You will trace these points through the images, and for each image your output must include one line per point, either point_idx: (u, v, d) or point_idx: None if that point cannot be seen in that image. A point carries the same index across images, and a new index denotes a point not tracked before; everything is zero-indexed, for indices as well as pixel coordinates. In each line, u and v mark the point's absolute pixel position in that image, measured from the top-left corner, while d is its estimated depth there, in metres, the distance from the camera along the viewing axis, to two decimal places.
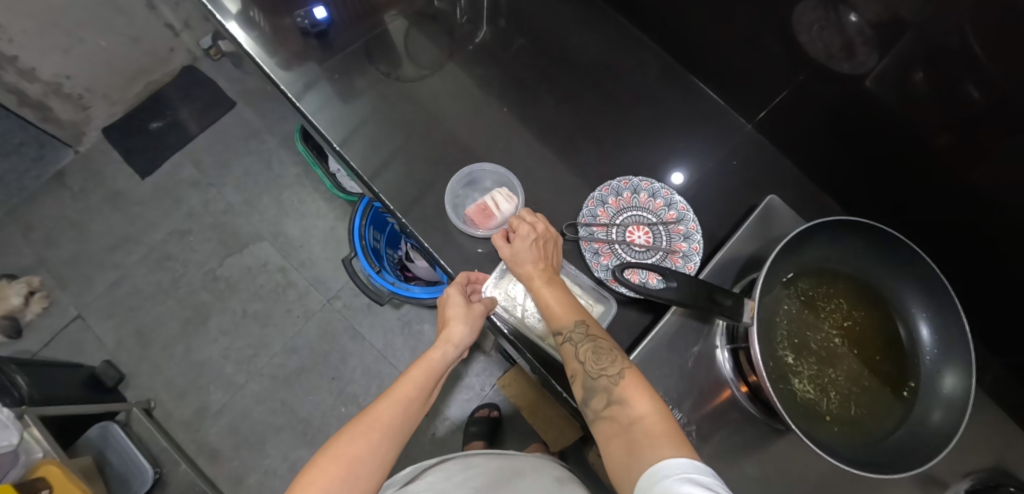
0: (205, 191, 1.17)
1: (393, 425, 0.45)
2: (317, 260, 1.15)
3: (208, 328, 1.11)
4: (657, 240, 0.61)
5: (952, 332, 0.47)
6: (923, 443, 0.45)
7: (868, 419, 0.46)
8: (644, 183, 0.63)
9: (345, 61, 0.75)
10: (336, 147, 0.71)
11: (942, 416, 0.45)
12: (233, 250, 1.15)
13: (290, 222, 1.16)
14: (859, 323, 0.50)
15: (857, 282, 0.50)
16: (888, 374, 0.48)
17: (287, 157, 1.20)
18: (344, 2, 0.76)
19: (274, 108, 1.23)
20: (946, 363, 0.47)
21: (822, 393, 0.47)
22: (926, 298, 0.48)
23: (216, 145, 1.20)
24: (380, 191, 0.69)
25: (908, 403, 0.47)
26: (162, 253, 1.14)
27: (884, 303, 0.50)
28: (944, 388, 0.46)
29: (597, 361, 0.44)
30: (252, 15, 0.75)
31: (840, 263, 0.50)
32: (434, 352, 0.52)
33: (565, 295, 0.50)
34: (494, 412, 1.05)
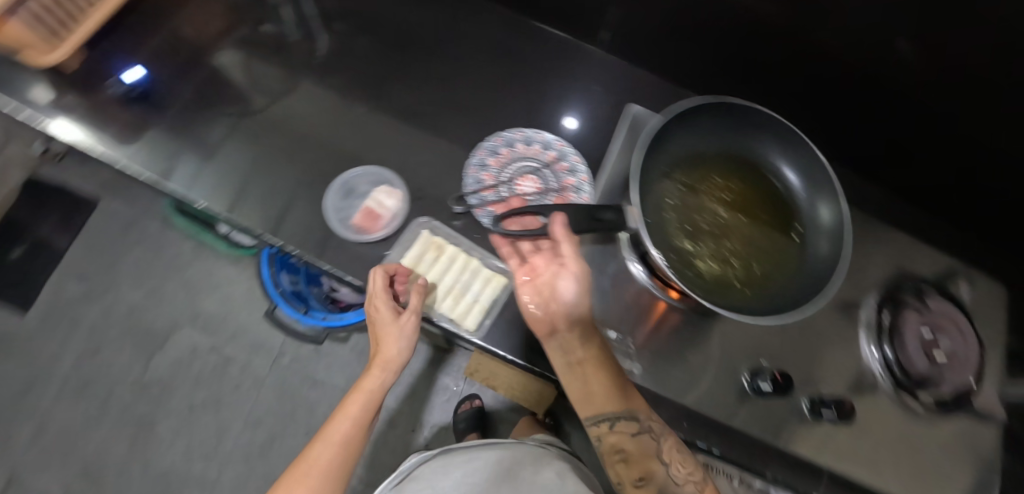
0: (101, 300, 1.08)
1: (329, 465, 0.51)
2: (249, 326, 1.09)
3: (159, 436, 1.03)
4: (546, 183, 0.61)
5: (814, 171, 0.51)
6: (821, 273, 0.49)
7: (773, 272, 0.50)
8: (517, 135, 0.63)
9: (181, 115, 0.70)
10: (201, 207, 0.65)
11: (829, 246, 0.49)
12: (155, 349, 1.07)
13: (206, 298, 1.09)
14: (739, 192, 0.53)
15: (725, 157, 0.53)
16: (777, 227, 0.52)
17: (177, 235, 1.12)
18: (162, 60, 0.72)
19: (142, 190, 1.13)
20: (817, 198, 0.51)
21: (727, 265, 0.50)
22: (785, 149, 0.52)
23: (94, 249, 1.10)
24: (266, 233, 0.64)
25: (801, 245, 0.51)
26: (79, 380, 1.05)
27: (753, 166, 0.53)
28: (823, 221, 0.50)
29: (683, 465, 0.49)
30: (61, 100, 0.68)
31: (704, 145, 0.52)
32: (366, 382, 0.54)
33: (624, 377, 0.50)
34: (477, 401, 1.06)
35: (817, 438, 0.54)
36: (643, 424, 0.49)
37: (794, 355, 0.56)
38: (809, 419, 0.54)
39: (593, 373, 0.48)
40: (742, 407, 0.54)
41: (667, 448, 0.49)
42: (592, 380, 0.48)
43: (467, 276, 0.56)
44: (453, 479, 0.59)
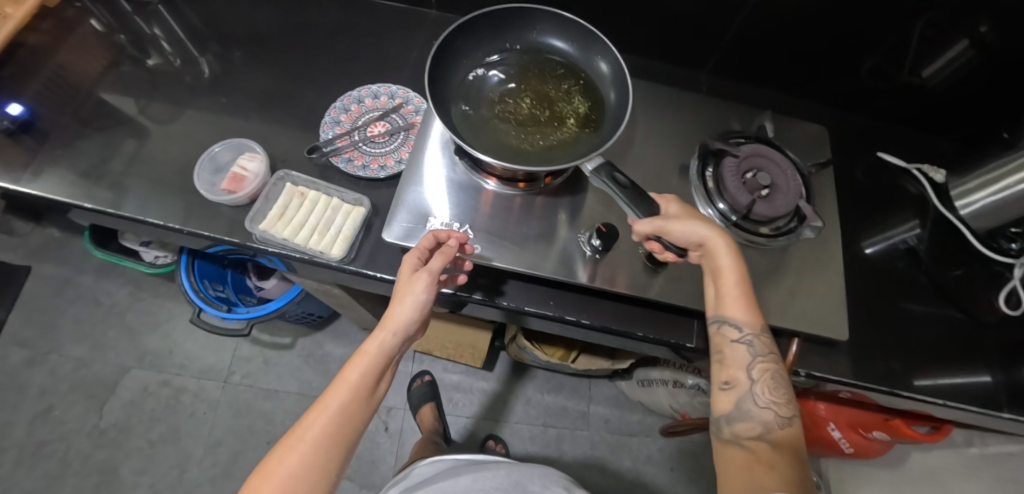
0: (45, 361, 1.10)
1: (323, 435, 0.46)
2: (194, 354, 1.12)
3: (122, 480, 1.03)
4: (394, 124, 0.68)
5: (581, 37, 0.58)
6: (618, 108, 0.55)
7: (596, 122, 0.56)
8: (364, 92, 0.70)
9: (62, 138, 0.71)
10: (89, 205, 0.65)
11: (615, 91, 0.56)
12: (107, 395, 1.09)
13: (150, 337, 1.13)
14: (527, 80, 0.59)
15: (512, 53, 0.60)
16: (576, 88, 0.58)
17: (112, 284, 1.16)
18: (44, 96, 0.74)
19: (73, 250, 1.18)
20: (595, 55, 0.58)
21: (551, 131, 0.56)
22: (554, 25, 0.59)
23: (32, 314, 1.13)
24: (148, 217, 0.65)
25: (596, 94, 0.58)
26: (32, 444, 1.05)
27: (517, 55, 0.60)
28: (604, 71, 0.58)
29: (771, 388, 0.51)
30: None
31: (488, 50, 0.59)
32: (370, 343, 0.50)
33: (751, 297, 0.53)
34: (427, 376, 1.11)
35: (665, 284, 0.59)
36: (744, 338, 0.53)
37: None
38: (652, 270, 0.60)
39: (742, 313, 0.53)
40: (593, 270, 0.59)
41: (758, 367, 0.52)
42: (736, 320, 0.53)
43: (322, 210, 0.61)
44: (461, 484, 0.64)
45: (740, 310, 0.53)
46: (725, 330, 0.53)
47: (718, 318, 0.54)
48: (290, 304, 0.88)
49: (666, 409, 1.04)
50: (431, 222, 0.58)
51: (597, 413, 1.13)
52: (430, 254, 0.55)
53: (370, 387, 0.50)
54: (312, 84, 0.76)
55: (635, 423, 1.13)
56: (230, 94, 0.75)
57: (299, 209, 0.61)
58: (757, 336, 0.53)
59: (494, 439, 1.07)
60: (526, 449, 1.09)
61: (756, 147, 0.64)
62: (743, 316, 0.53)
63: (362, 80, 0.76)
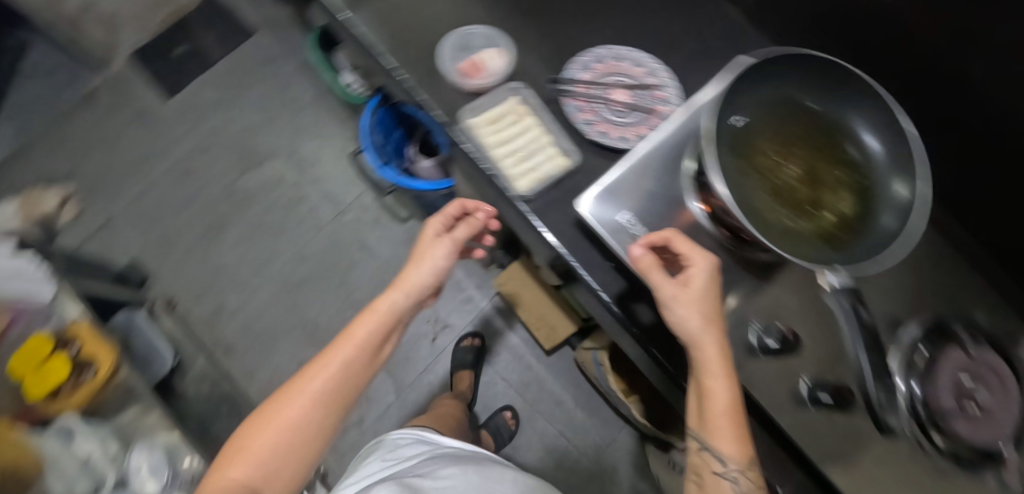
0: (225, 111, 1.25)
1: (326, 382, 0.48)
2: (328, 177, 1.21)
3: (225, 237, 1.17)
4: (637, 102, 0.63)
5: (894, 142, 0.49)
6: (882, 240, 0.47)
7: (852, 234, 0.48)
8: (630, 52, 0.65)
9: None
10: (340, 16, 0.62)
11: (895, 222, 0.47)
12: (251, 166, 1.22)
13: (306, 142, 1.23)
14: (801, 146, 0.51)
15: (808, 112, 0.52)
16: (851, 189, 0.50)
17: (304, 81, 1.27)
18: None
19: (291, 37, 1.30)
20: (896, 166, 0.49)
21: (801, 218, 0.49)
22: (869, 114, 0.50)
23: (238, 69, 1.28)
24: (382, 52, 0.62)
25: (871, 209, 0.49)
26: (184, 167, 1.22)
27: (808, 114, 0.52)
28: (896, 193, 0.48)
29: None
30: None
31: (788, 95, 0.51)
32: (380, 302, 0.53)
33: (742, 425, 0.44)
34: (477, 341, 1.09)
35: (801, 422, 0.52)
36: (727, 474, 0.43)
37: (817, 343, 0.54)
38: (802, 400, 0.53)
39: (732, 440, 0.43)
40: (743, 360, 0.53)
41: None
42: (721, 444, 0.43)
43: (531, 144, 0.59)
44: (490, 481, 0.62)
45: (727, 434, 0.43)
46: (710, 454, 0.44)
47: (701, 435, 0.45)
48: (434, 192, 0.88)
49: None
50: (623, 215, 0.53)
51: (612, 459, 1.07)
52: (454, 223, 0.61)
53: (374, 348, 0.52)
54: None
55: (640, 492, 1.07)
56: None
57: (513, 131, 0.60)
58: (740, 471, 0.43)
59: (511, 413, 1.07)
60: (530, 441, 1.07)
61: (999, 360, 0.52)
62: (729, 445, 0.43)
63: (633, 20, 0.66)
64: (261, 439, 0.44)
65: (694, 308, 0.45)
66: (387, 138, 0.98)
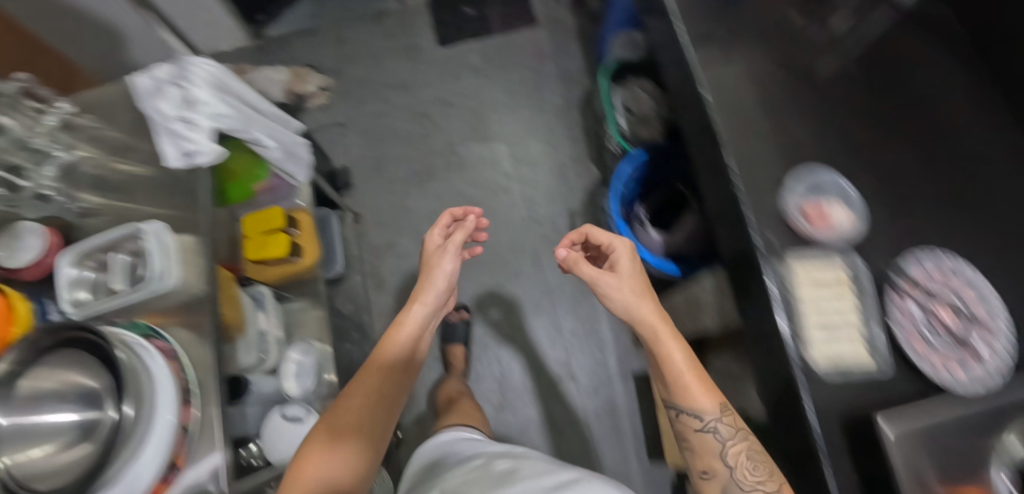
0: (479, 79, 1.32)
1: (364, 393, 0.62)
2: (536, 181, 1.21)
3: (426, 187, 1.23)
4: (963, 332, 0.63)
5: None
6: None
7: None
8: (979, 280, 0.65)
9: None
10: None
11: None
12: (477, 137, 1.26)
13: (533, 140, 1.25)
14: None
15: None
16: None
17: (558, 87, 1.30)
18: None
19: (565, 43, 1.35)
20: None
21: None
22: None
23: (506, 48, 1.35)
24: None
25: None
26: (423, 109, 1.30)
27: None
28: None
29: (749, 465, 0.55)
30: None
31: None
32: (401, 326, 0.69)
33: (708, 380, 0.57)
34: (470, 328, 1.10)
35: None
36: (711, 425, 0.56)
37: None
38: None
39: (688, 383, 0.56)
40: None
41: (737, 456, 0.56)
42: (694, 400, 0.56)
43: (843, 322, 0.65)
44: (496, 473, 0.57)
45: (688, 383, 0.56)
46: (683, 407, 0.57)
47: (680, 406, 0.57)
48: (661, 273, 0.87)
49: None
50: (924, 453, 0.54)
51: None
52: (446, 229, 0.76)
53: (405, 353, 0.68)
54: None
55: None
56: None
57: (830, 301, 0.66)
58: (709, 409, 0.56)
59: None
60: None
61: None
62: (700, 396, 0.56)
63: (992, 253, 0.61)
64: (324, 450, 0.54)
65: (625, 290, 0.62)
66: (635, 186, 0.96)
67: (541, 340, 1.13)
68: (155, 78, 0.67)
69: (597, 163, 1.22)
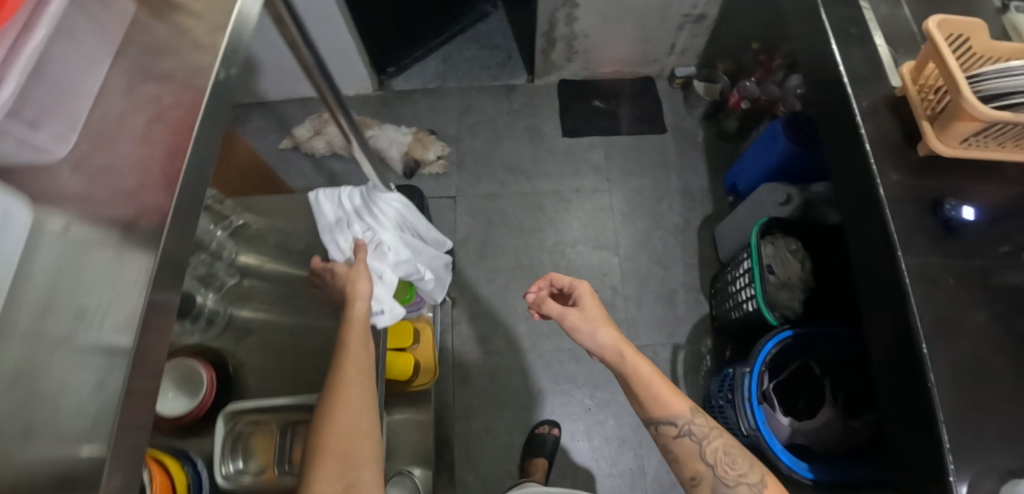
0: (598, 178, 1.29)
1: (360, 392, 0.55)
2: (642, 302, 1.17)
3: (529, 283, 1.19)
4: None
5: None
6: None
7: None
8: None
9: (962, 264, 0.65)
10: (922, 350, 0.59)
11: None
12: (587, 241, 1.23)
13: (645, 256, 1.21)
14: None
15: None
16: None
17: (679, 204, 1.26)
18: (989, 219, 0.68)
19: (693, 157, 1.30)
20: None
21: None
22: None
23: (632, 150, 1.32)
24: (943, 421, 0.56)
25: None
26: (537, 200, 1.27)
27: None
28: None
29: (727, 459, 0.61)
30: (887, 142, 0.72)
31: None
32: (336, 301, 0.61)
33: (665, 382, 0.66)
34: (554, 432, 1.06)
35: None
36: (684, 428, 0.64)
37: None
38: None
39: (653, 390, 0.66)
40: None
41: (709, 448, 0.62)
42: (652, 399, 0.66)
43: None
44: None
45: (655, 391, 0.66)
46: (654, 416, 0.66)
47: (658, 418, 0.66)
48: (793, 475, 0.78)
49: None
50: None
51: None
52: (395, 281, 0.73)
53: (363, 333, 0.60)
54: None
55: None
56: None
57: None
58: (674, 411, 0.65)
59: None
60: None
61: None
62: (658, 396, 0.66)
63: None
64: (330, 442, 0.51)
65: (587, 319, 0.73)
66: (775, 360, 0.89)
67: (622, 480, 1.05)
68: (342, 198, 0.71)
69: (709, 295, 1.16)
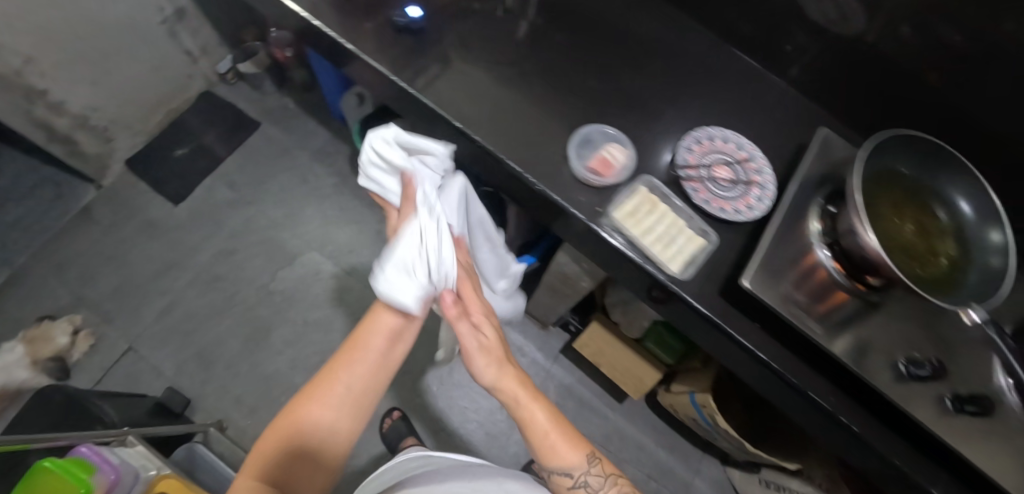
0: (243, 210, 1.21)
1: (349, 387, 0.59)
2: (366, 263, 1.19)
3: (271, 341, 1.11)
4: (737, 176, 0.70)
5: (985, 200, 0.59)
6: (995, 277, 0.55)
7: (964, 276, 0.57)
8: (717, 132, 0.73)
9: (439, 52, 0.77)
10: (458, 126, 0.70)
11: (1002, 261, 0.56)
12: (283, 263, 1.17)
13: (337, 229, 1.21)
14: (907, 209, 0.60)
15: (912, 182, 0.62)
16: (952, 240, 0.60)
17: (322, 169, 1.26)
18: (431, 7, 0.79)
19: (299, 125, 1.29)
20: (987, 221, 0.59)
21: (921, 266, 0.58)
22: (959, 182, 0.61)
23: (248, 164, 1.25)
24: (503, 154, 0.68)
25: (970, 257, 0.58)
26: (210, 274, 1.15)
27: (902, 178, 0.62)
28: (991, 240, 0.58)
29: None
30: (327, 9, 0.77)
31: (894, 168, 0.61)
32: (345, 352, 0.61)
33: (571, 436, 0.60)
34: (397, 412, 1.07)
35: (959, 430, 0.60)
36: (581, 479, 0.58)
37: (952, 364, 0.62)
38: (949, 412, 0.60)
39: (552, 443, 0.59)
40: (892, 386, 0.60)
41: None
42: (550, 448, 0.59)
43: (682, 216, 0.66)
44: None
45: (552, 440, 0.59)
46: (549, 461, 0.59)
47: (551, 467, 0.59)
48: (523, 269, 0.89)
49: None
50: (778, 278, 0.62)
51: None
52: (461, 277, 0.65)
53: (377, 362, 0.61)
54: (651, 96, 0.77)
55: None
56: (596, 79, 0.78)
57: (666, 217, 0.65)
58: (577, 460, 0.59)
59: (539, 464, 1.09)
60: None
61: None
62: (558, 449, 0.59)
63: (705, 115, 0.76)
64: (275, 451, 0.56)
65: (484, 330, 0.60)
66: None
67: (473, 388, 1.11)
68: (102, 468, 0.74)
69: None
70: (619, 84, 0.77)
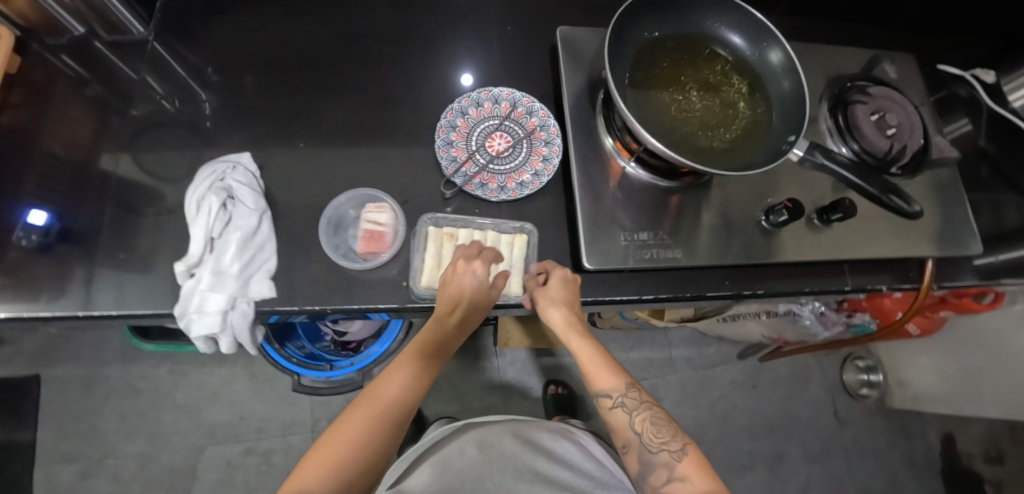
0: (102, 469, 1.01)
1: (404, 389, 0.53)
2: (267, 414, 1.06)
3: None
4: (514, 135, 0.60)
5: (747, 24, 0.54)
6: (793, 100, 0.52)
7: (767, 111, 0.54)
8: (465, 101, 0.61)
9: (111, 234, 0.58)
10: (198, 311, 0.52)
11: (791, 80, 0.53)
12: (187, 483, 1.02)
13: (212, 409, 1.06)
14: (683, 73, 0.54)
15: (670, 42, 0.55)
16: (742, 78, 0.55)
17: (145, 366, 1.07)
18: (57, 189, 0.59)
19: (83, 344, 1.07)
20: (757, 41, 0.55)
21: (728, 127, 0.53)
22: (715, 16, 0.55)
23: (65, 422, 1.03)
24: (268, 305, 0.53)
25: (765, 86, 0.54)
26: None
27: (659, 44, 0.55)
28: (773, 62, 0.54)
29: (654, 431, 0.53)
30: None
31: (649, 41, 0.54)
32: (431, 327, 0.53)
33: (612, 363, 0.56)
34: None
35: (832, 235, 0.59)
36: (619, 399, 0.54)
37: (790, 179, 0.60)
38: (818, 226, 0.59)
39: (591, 371, 0.55)
40: (762, 241, 0.58)
41: (639, 420, 0.54)
42: (590, 374, 0.55)
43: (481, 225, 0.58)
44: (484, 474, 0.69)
45: (586, 364, 0.56)
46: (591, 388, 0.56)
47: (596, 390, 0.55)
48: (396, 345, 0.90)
49: (756, 337, 1.09)
50: (614, 227, 0.55)
51: (679, 355, 1.21)
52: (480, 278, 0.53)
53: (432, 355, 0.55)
54: (371, 111, 0.63)
55: (714, 355, 1.22)
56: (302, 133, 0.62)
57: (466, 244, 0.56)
58: (614, 385, 0.54)
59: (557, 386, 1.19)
60: None
61: (882, 89, 0.65)
62: (595, 372, 0.55)
63: (436, 96, 0.64)
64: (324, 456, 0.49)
65: (550, 307, 0.53)
66: (298, 340, 0.92)
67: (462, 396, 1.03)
68: None
69: None
70: (329, 122, 0.63)
